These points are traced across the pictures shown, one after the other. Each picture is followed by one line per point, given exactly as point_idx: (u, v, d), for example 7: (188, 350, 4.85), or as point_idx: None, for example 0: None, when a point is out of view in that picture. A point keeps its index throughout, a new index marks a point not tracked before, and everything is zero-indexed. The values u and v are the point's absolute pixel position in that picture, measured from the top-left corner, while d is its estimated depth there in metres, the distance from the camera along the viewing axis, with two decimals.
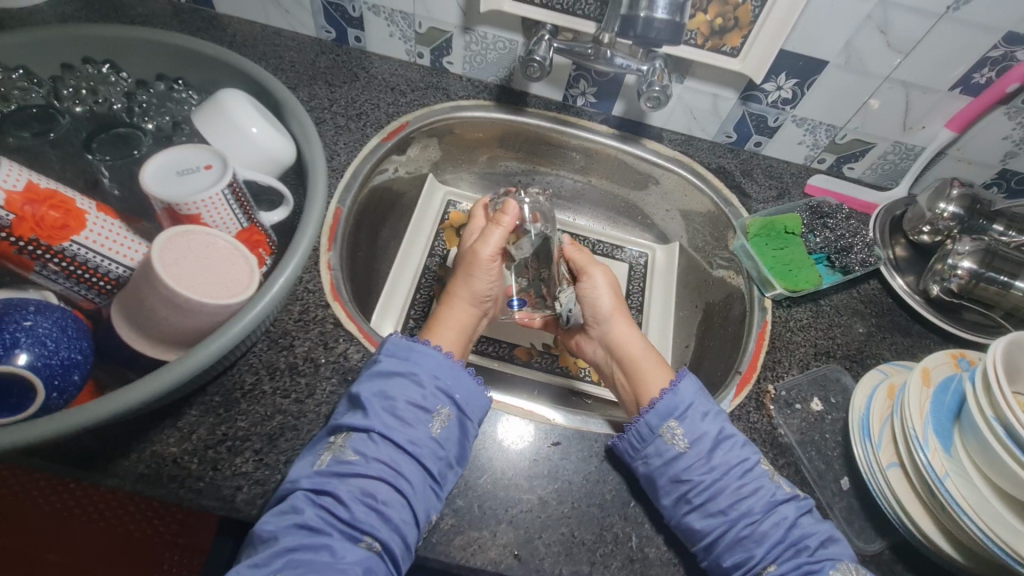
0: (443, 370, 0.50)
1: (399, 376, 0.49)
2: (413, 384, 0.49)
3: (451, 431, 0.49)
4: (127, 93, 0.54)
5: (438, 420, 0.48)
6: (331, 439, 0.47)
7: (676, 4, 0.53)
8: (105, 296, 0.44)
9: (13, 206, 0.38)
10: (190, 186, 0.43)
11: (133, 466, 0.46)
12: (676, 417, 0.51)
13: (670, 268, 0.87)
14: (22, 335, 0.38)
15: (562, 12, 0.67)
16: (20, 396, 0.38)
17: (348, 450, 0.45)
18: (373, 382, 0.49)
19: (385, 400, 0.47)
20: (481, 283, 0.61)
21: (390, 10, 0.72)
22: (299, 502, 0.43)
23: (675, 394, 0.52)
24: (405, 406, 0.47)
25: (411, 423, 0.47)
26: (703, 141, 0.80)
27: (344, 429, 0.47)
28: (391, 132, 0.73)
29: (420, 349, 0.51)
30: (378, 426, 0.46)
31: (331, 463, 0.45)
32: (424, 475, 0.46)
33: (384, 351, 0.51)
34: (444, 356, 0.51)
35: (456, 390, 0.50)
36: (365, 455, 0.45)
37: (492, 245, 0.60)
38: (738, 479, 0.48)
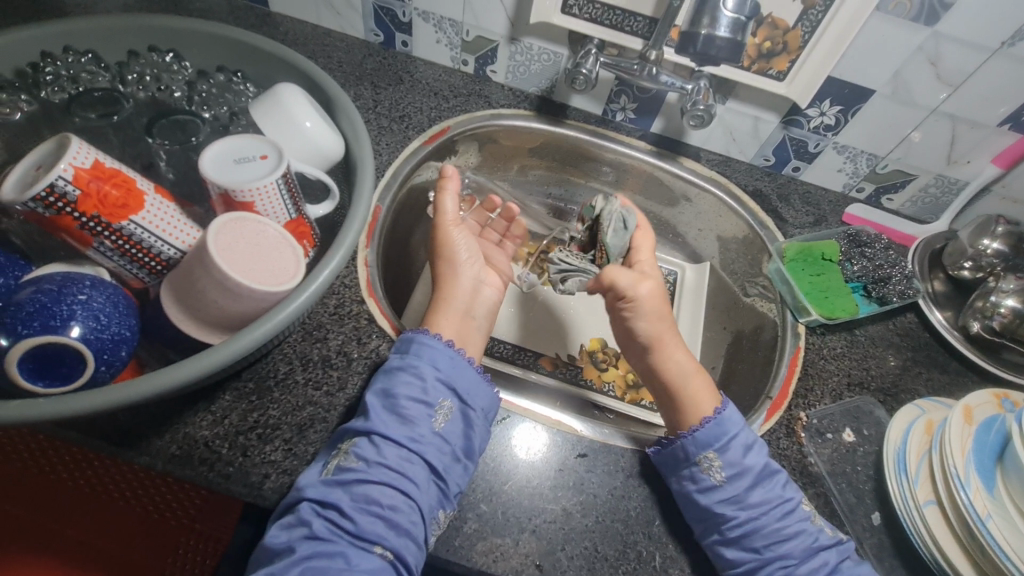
0: (443, 363, 0.51)
1: (400, 373, 0.49)
2: (413, 380, 0.49)
3: (455, 424, 0.48)
4: (188, 82, 0.56)
5: (441, 415, 0.48)
6: (336, 447, 0.46)
7: (738, 23, 0.53)
8: (154, 275, 0.45)
9: (80, 182, 0.39)
10: (247, 174, 0.44)
11: (165, 447, 0.47)
12: (717, 448, 0.51)
13: (700, 288, 0.86)
14: (77, 307, 0.39)
15: (611, 27, 0.68)
16: (72, 366, 0.39)
17: (350, 455, 0.45)
18: (377, 385, 0.49)
19: (385, 401, 0.48)
20: (461, 249, 0.63)
21: (439, 17, 0.74)
22: (305, 514, 0.42)
23: (719, 425, 0.52)
24: (407, 403, 0.47)
25: (414, 420, 0.47)
26: (740, 163, 0.80)
27: (350, 434, 0.47)
28: (432, 136, 0.75)
29: (421, 343, 0.51)
30: (378, 427, 0.46)
31: (336, 470, 0.44)
32: (430, 472, 0.46)
33: (391, 356, 0.52)
34: (445, 347, 0.52)
35: (455, 381, 0.50)
36: (367, 460, 0.45)
37: (449, 209, 0.63)
38: (778, 519, 0.48)
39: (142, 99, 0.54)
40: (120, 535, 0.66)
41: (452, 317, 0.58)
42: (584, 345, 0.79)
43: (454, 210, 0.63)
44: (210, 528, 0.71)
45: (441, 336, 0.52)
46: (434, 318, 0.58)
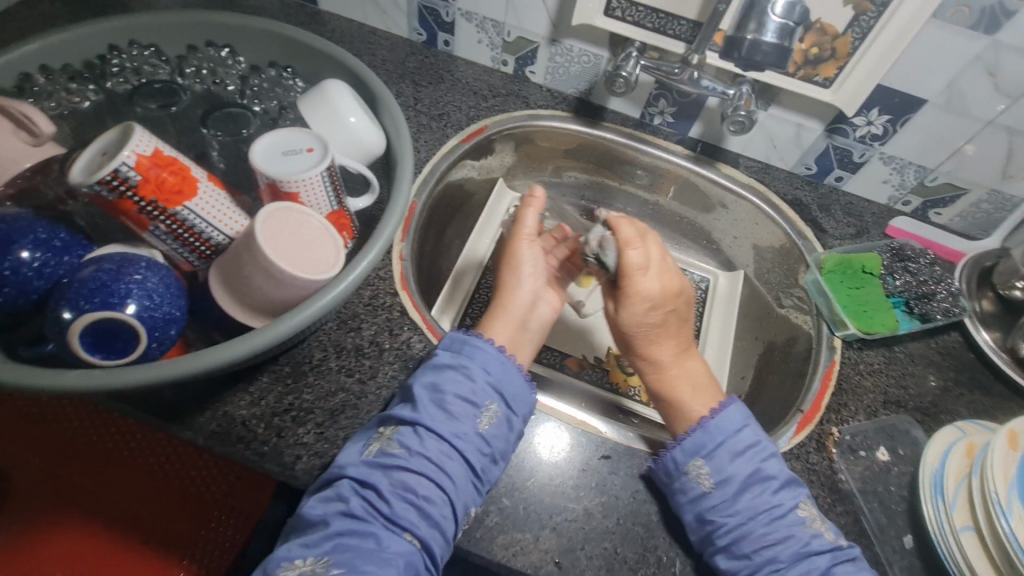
0: (494, 367, 0.50)
1: (450, 369, 0.50)
2: (462, 379, 0.49)
3: (498, 427, 0.49)
4: (241, 77, 0.58)
5: (485, 418, 0.48)
6: (379, 430, 0.48)
7: (786, 29, 0.53)
8: (202, 260, 0.47)
9: (141, 168, 0.42)
10: (294, 166, 0.46)
11: (206, 423, 0.50)
12: (704, 455, 0.50)
13: (733, 295, 0.85)
14: (133, 286, 0.41)
15: (653, 30, 0.67)
16: (126, 342, 0.41)
17: (393, 442, 0.46)
18: (425, 377, 0.49)
19: (433, 394, 0.48)
20: (528, 260, 0.60)
21: (482, 18, 0.75)
22: (345, 490, 0.44)
23: (704, 432, 0.51)
24: (454, 400, 0.48)
25: (459, 418, 0.47)
26: (780, 171, 0.78)
27: (393, 421, 0.48)
28: (470, 134, 0.76)
29: (474, 344, 0.51)
30: (423, 419, 0.47)
31: (378, 454, 0.46)
32: (467, 470, 0.47)
33: (440, 350, 0.52)
34: (497, 351, 0.52)
35: (504, 386, 0.50)
36: (409, 450, 0.46)
37: (530, 225, 0.61)
38: (765, 525, 0.47)
39: (198, 91, 0.57)
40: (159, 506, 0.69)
41: (507, 328, 0.56)
42: (612, 348, 0.79)
43: (536, 228, 0.62)
44: (242, 502, 0.74)
45: (495, 340, 0.52)
46: (487, 323, 0.56)
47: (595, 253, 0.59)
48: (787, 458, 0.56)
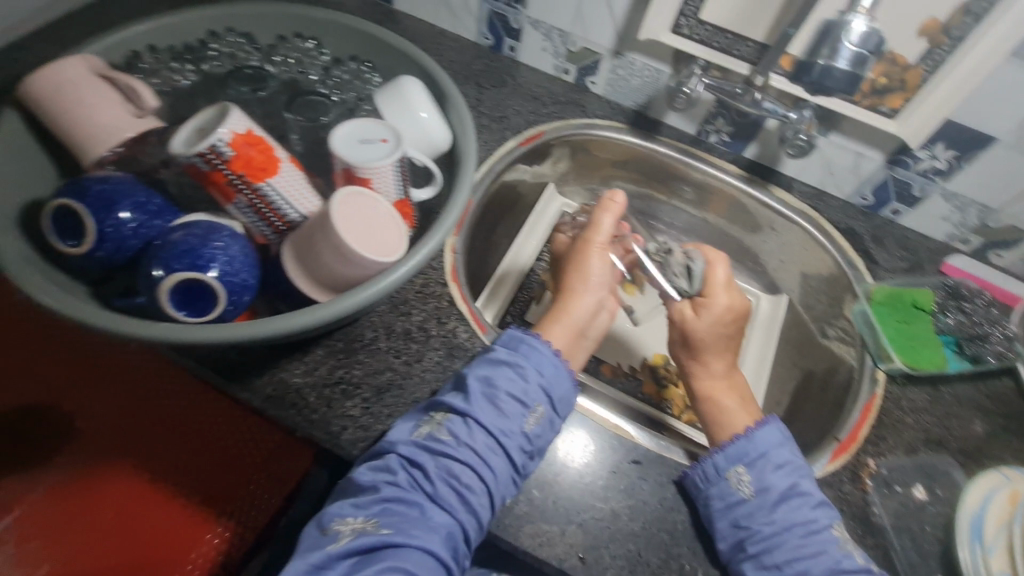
0: (547, 370, 0.52)
1: (505, 366, 0.51)
2: (516, 378, 0.51)
3: (542, 428, 0.51)
4: (324, 67, 0.62)
5: (532, 417, 0.50)
6: (431, 413, 0.50)
7: (860, 57, 0.53)
8: (276, 235, 0.50)
9: (235, 145, 0.45)
10: (369, 155, 0.49)
11: (264, 386, 0.54)
12: (746, 463, 0.51)
13: (775, 320, 0.84)
14: (217, 252, 0.45)
15: (718, 50, 0.68)
16: (206, 303, 0.45)
17: (443, 427, 0.48)
18: (480, 369, 0.51)
19: (485, 387, 0.50)
20: (598, 269, 0.61)
21: (549, 27, 0.78)
22: (394, 466, 0.47)
23: (749, 441, 0.52)
24: (506, 398, 0.50)
25: (507, 414, 0.49)
26: (835, 199, 0.78)
27: (445, 407, 0.50)
28: (528, 138, 0.78)
29: (531, 344, 0.53)
30: (474, 410, 0.49)
31: (427, 436, 0.48)
32: (509, 465, 0.49)
33: (496, 344, 0.54)
34: (552, 354, 0.53)
35: (554, 390, 0.52)
36: (457, 437, 0.48)
37: (606, 232, 0.63)
38: (800, 538, 0.48)
39: (284, 78, 0.61)
40: (206, 463, 0.74)
41: (567, 334, 0.57)
42: (647, 359, 0.80)
43: (610, 234, 0.63)
44: (279, 467, 0.78)
45: (551, 343, 0.54)
46: (548, 325, 0.58)
47: (683, 266, 0.64)
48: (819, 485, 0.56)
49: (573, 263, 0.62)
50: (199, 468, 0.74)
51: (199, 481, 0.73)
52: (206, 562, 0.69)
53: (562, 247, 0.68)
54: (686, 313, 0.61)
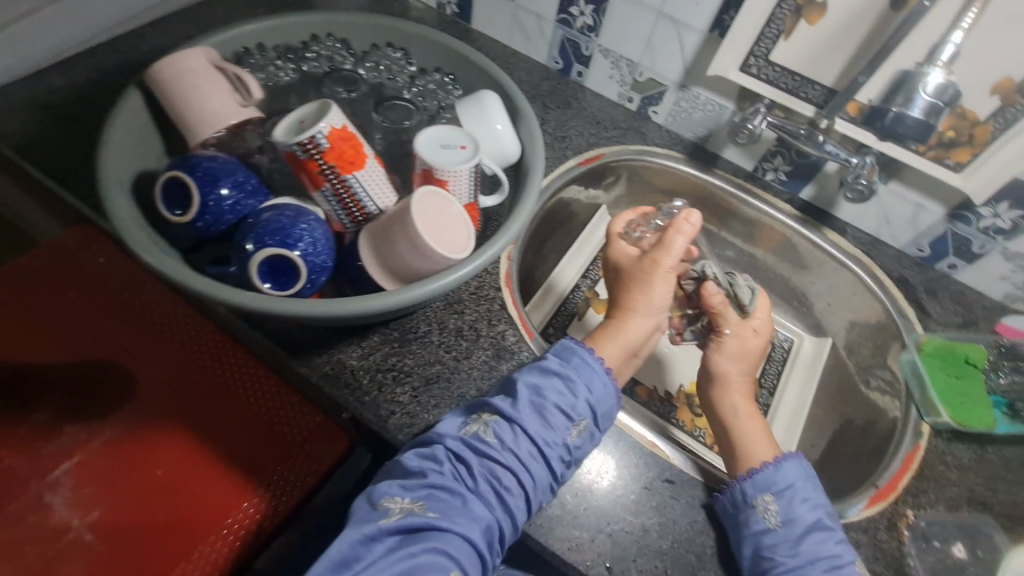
0: (595, 387, 0.54)
1: (555, 378, 0.53)
2: (565, 389, 0.53)
3: (584, 441, 0.53)
4: (411, 76, 0.67)
5: (576, 429, 0.52)
6: (479, 412, 0.52)
7: (934, 107, 0.58)
8: (353, 223, 0.54)
9: (331, 138, 0.49)
10: (449, 159, 0.52)
11: (323, 364, 0.57)
12: (774, 492, 0.52)
13: (816, 362, 0.84)
14: (304, 233, 0.49)
15: (785, 91, 0.70)
16: (287, 278, 0.49)
17: (492, 426, 0.51)
18: (531, 377, 0.53)
19: (535, 394, 0.52)
20: (660, 295, 0.61)
21: (618, 56, 0.81)
22: (442, 458, 0.49)
23: (776, 470, 0.53)
24: (554, 409, 0.52)
25: (554, 424, 0.51)
26: (889, 248, 0.78)
27: (493, 408, 0.52)
28: (588, 159, 0.81)
29: (583, 359, 0.55)
30: (522, 415, 0.51)
31: (475, 435, 0.51)
32: (548, 473, 0.51)
33: (548, 354, 0.56)
34: (602, 371, 0.55)
35: (599, 406, 0.54)
36: (503, 439, 0.50)
37: (676, 254, 0.61)
38: (824, 572, 0.48)
39: (374, 83, 0.67)
40: (250, 435, 0.77)
41: (621, 355, 0.59)
42: (683, 386, 0.80)
43: (680, 255, 0.61)
44: (314, 449, 0.77)
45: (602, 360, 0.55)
46: (603, 342, 0.60)
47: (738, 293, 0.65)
48: (853, 529, 0.56)
49: (636, 282, 0.62)
50: (244, 439, 0.77)
51: (241, 451, 0.76)
52: (237, 532, 0.71)
53: (624, 255, 0.64)
54: (747, 334, 0.63)
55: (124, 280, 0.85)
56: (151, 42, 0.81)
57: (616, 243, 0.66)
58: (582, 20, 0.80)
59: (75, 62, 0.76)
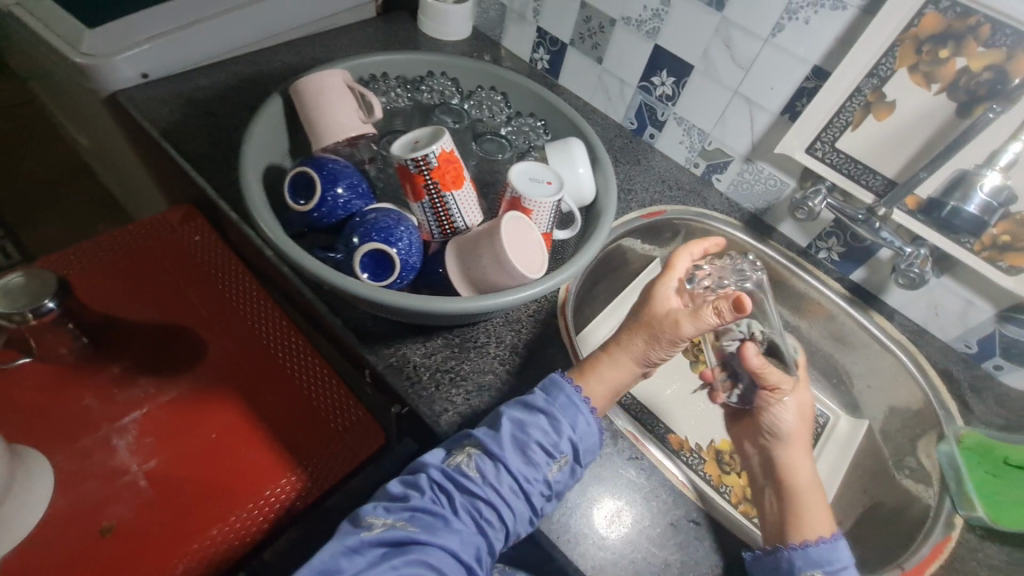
0: (577, 425, 0.56)
1: (540, 415, 0.56)
2: (549, 426, 0.56)
3: (565, 475, 0.55)
4: (506, 117, 0.76)
5: (557, 466, 0.55)
6: (464, 442, 0.56)
7: (989, 205, 0.62)
8: (441, 235, 0.61)
9: (441, 159, 0.57)
10: (536, 191, 0.59)
11: (390, 356, 0.63)
12: (824, 571, 0.54)
13: (850, 444, 0.84)
14: (404, 235, 0.56)
15: (847, 176, 0.75)
16: (382, 272, 0.56)
17: (474, 457, 0.54)
18: (516, 414, 0.56)
19: (518, 429, 0.55)
20: (663, 351, 0.60)
21: (691, 125, 0.88)
22: (424, 485, 0.53)
23: (830, 549, 0.55)
24: (535, 446, 0.55)
25: (535, 458, 0.54)
26: (935, 339, 0.79)
27: (476, 440, 0.55)
28: (650, 213, 0.87)
29: (568, 397, 0.57)
30: (505, 448, 0.54)
31: (457, 466, 0.54)
32: (525, 505, 0.54)
33: (535, 390, 0.59)
34: (587, 410, 0.57)
35: (582, 443, 0.56)
36: (485, 469, 0.54)
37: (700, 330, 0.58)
38: None
39: (473, 118, 0.76)
40: (290, 416, 0.80)
41: (601, 396, 0.59)
42: (714, 441, 0.81)
43: (706, 329, 0.58)
44: (353, 441, 0.79)
45: (589, 399, 0.58)
46: (589, 378, 0.60)
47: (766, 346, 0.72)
48: None
49: (646, 330, 0.60)
50: (282, 420, 0.79)
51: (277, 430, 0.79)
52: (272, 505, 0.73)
53: (663, 302, 0.62)
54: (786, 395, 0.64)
55: (214, 256, 0.93)
56: (282, 59, 0.93)
57: (662, 288, 0.63)
58: (661, 89, 0.88)
59: (218, 68, 0.89)
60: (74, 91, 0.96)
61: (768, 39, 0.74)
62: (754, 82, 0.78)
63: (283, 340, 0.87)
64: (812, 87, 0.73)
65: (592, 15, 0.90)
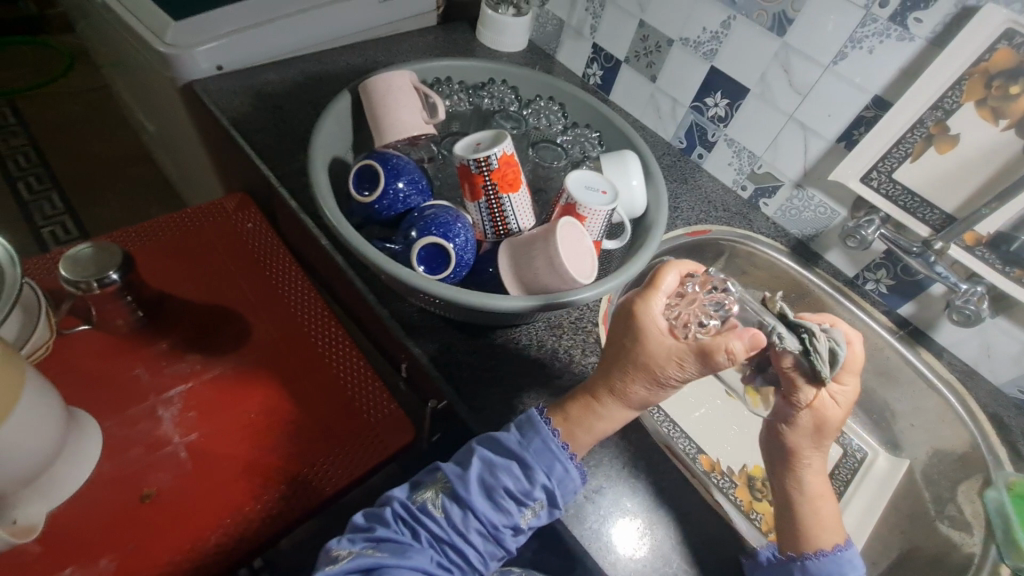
0: (553, 474, 0.53)
1: (512, 460, 0.53)
2: (522, 474, 0.53)
3: (540, 519, 0.53)
4: (562, 127, 0.78)
5: (531, 512, 0.53)
6: (435, 477, 0.55)
7: None
8: (494, 236, 0.63)
9: (502, 161, 0.59)
10: (591, 199, 0.61)
11: (433, 350, 0.65)
12: None
13: (888, 481, 0.81)
14: (461, 232, 0.58)
15: (902, 209, 0.74)
16: (436, 267, 0.58)
17: (442, 495, 0.53)
18: (488, 456, 0.53)
19: (489, 473, 0.53)
20: (661, 393, 0.55)
21: (742, 147, 0.88)
22: (390, 518, 0.53)
23: (839, 561, 0.56)
24: (504, 494, 0.52)
25: (506, 506, 0.52)
26: (986, 382, 0.77)
27: (446, 478, 0.54)
28: (695, 232, 0.86)
29: (544, 441, 0.54)
30: (472, 492, 0.52)
31: (424, 502, 0.53)
32: (492, 544, 0.53)
33: (512, 428, 0.56)
34: (565, 457, 0.54)
35: (558, 492, 0.53)
36: (452, 511, 0.53)
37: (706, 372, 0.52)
38: None
39: (530, 126, 0.78)
40: (321, 404, 0.80)
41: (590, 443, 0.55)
42: (746, 467, 0.79)
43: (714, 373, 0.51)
44: (384, 433, 0.78)
45: (566, 446, 0.54)
46: (583, 427, 0.55)
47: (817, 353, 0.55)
48: None
49: (639, 374, 0.53)
50: (314, 408, 0.79)
51: (310, 415, 0.79)
52: (302, 490, 0.73)
53: (656, 340, 0.53)
54: (826, 402, 0.56)
55: (263, 242, 0.95)
56: (347, 61, 0.97)
57: (651, 321, 0.53)
58: (714, 110, 0.89)
59: (287, 65, 0.93)
60: (150, 79, 1.02)
61: (828, 66, 0.74)
62: (810, 108, 0.78)
63: (325, 328, 0.87)
64: (871, 117, 0.73)
65: (649, 34, 0.92)
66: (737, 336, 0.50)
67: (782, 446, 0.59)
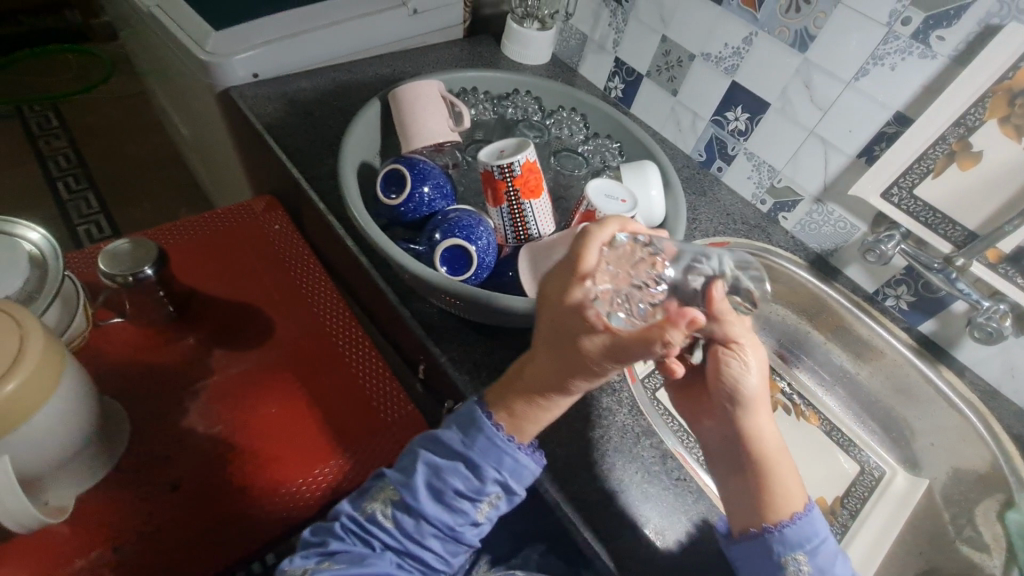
0: (504, 467, 0.53)
1: (458, 460, 0.53)
2: (469, 472, 0.53)
3: (499, 507, 0.55)
4: (583, 137, 0.80)
5: (487, 504, 0.54)
6: (382, 487, 0.56)
7: None
8: (515, 240, 0.65)
9: (525, 168, 0.61)
10: (610, 207, 0.62)
11: (452, 350, 0.66)
12: (806, 550, 0.54)
13: (907, 500, 0.79)
14: (483, 235, 0.60)
15: (923, 224, 0.74)
16: (457, 268, 0.60)
17: (391, 506, 0.54)
18: (432, 461, 0.54)
19: (436, 476, 0.53)
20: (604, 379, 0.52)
21: (762, 161, 0.89)
22: (342, 532, 0.54)
23: (809, 526, 0.54)
24: (455, 494, 0.53)
25: (459, 506, 0.53)
26: (1009, 402, 0.76)
27: (394, 488, 0.55)
28: (713, 242, 0.86)
29: (487, 438, 0.53)
30: (422, 499, 0.53)
31: (375, 513, 0.55)
32: (452, 541, 0.55)
33: (453, 427, 0.55)
34: (513, 449, 0.54)
35: (510, 481, 0.54)
36: (403, 520, 0.54)
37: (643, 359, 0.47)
38: None
39: (552, 135, 0.80)
40: (337, 401, 0.81)
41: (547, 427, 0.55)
42: None
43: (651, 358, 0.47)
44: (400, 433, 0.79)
45: (513, 437, 0.54)
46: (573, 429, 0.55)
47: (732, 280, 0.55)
48: None
49: (575, 368, 0.50)
50: (332, 406, 0.81)
51: (330, 412, 0.80)
52: (319, 484, 0.74)
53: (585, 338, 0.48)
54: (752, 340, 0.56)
55: (289, 242, 0.98)
56: (375, 71, 1.01)
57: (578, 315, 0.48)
58: (735, 124, 0.90)
59: (318, 74, 0.97)
60: (189, 85, 1.06)
61: (849, 83, 0.75)
62: (832, 124, 0.79)
63: (346, 327, 0.89)
64: (893, 132, 0.74)
65: (671, 49, 0.94)
66: (668, 326, 0.44)
67: (734, 405, 0.58)
